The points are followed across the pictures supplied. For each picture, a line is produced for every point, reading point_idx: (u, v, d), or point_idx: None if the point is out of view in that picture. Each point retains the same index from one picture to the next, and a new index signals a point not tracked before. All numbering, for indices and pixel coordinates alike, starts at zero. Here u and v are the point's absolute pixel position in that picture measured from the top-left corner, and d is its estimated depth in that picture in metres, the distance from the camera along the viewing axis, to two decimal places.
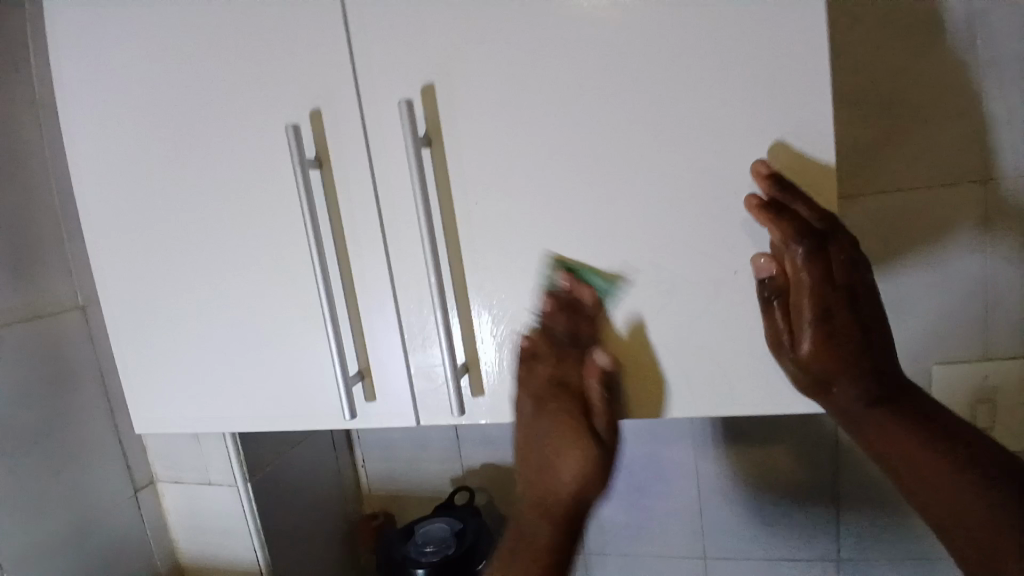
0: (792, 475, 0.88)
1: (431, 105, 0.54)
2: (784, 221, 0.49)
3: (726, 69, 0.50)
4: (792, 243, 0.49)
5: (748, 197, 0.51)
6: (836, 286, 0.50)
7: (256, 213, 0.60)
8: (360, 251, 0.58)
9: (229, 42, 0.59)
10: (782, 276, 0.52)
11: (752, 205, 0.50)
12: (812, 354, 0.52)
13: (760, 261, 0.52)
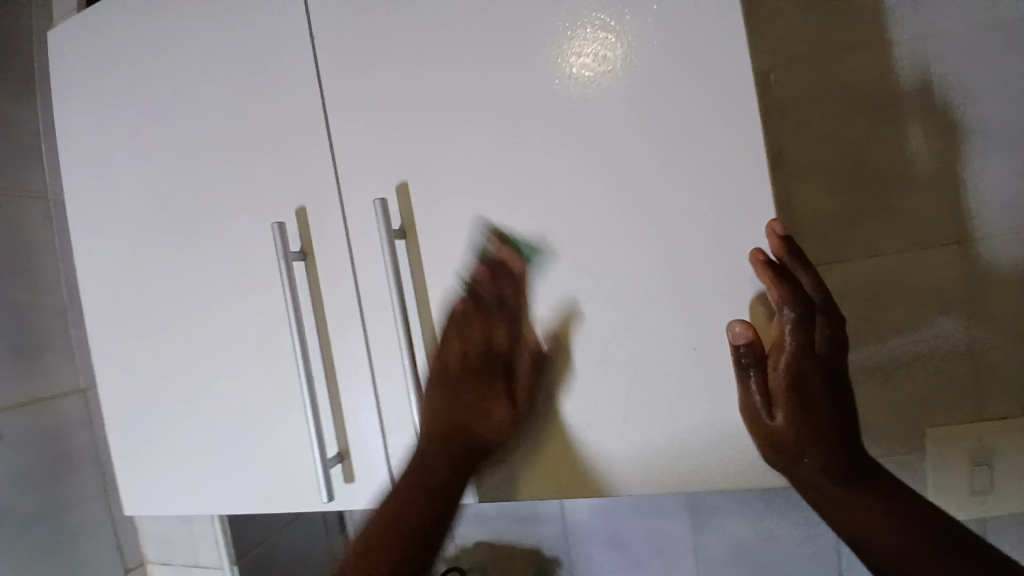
0: (790, 547, 0.86)
1: (406, 201, 0.58)
2: (783, 285, 0.49)
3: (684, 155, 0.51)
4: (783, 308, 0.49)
5: (754, 252, 0.50)
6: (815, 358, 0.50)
7: (244, 303, 0.63)
8: (341, 338, 0.60)
9: (222, 147, 0.63)
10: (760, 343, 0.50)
11: (757, 260, 0.49)
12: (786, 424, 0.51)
13: (740, 326, 0.50)
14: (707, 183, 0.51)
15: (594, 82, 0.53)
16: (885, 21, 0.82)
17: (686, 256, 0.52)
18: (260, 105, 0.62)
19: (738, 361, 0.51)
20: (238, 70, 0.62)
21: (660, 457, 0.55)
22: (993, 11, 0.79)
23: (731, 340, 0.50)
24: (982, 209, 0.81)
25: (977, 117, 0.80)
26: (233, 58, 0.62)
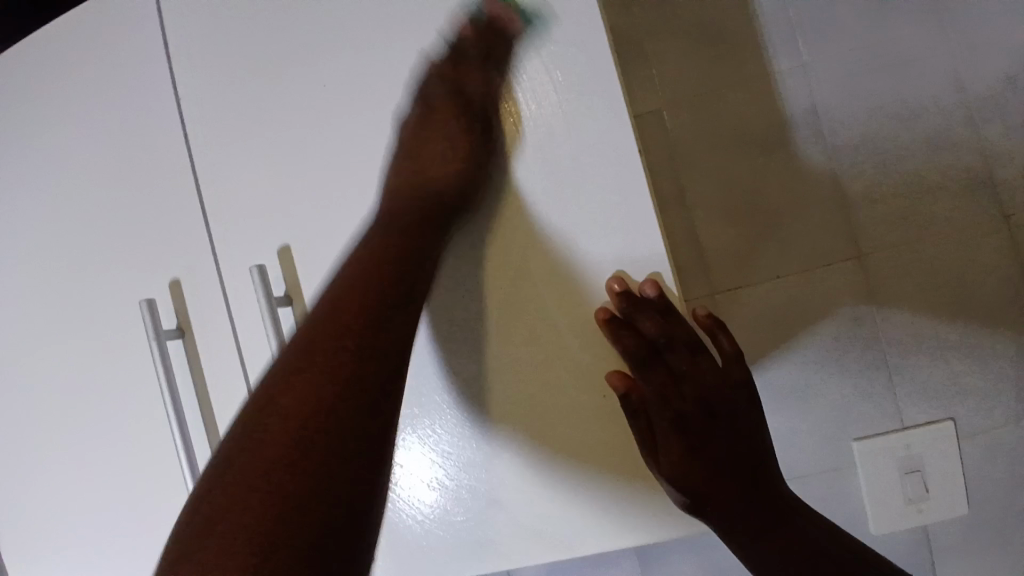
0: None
1: (288, 266, 0.55)
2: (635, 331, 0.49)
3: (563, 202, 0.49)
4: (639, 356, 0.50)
5: (598, 309, 0.49)
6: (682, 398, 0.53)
7: (126, 387, 0.60)
8: (227, 418, 0.56)
9: (91, 223, 0.60)
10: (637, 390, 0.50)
11: (602, 316, 0.49)
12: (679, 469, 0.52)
13: (614, 378, 0.49)
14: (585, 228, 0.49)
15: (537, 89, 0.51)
16: (764, 55, 0.86)
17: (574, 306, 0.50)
18: (129, 181, 0.58)
19: (623, 413, 0.50)
20: (104, 141, 0.59)
21: (560, 519, 0.51)
22: (859, 41, 0.85)
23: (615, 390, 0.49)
24: (876, 223, 0.84)
25: (856, 139, 0.85)
26: (97, 135, 0.59)
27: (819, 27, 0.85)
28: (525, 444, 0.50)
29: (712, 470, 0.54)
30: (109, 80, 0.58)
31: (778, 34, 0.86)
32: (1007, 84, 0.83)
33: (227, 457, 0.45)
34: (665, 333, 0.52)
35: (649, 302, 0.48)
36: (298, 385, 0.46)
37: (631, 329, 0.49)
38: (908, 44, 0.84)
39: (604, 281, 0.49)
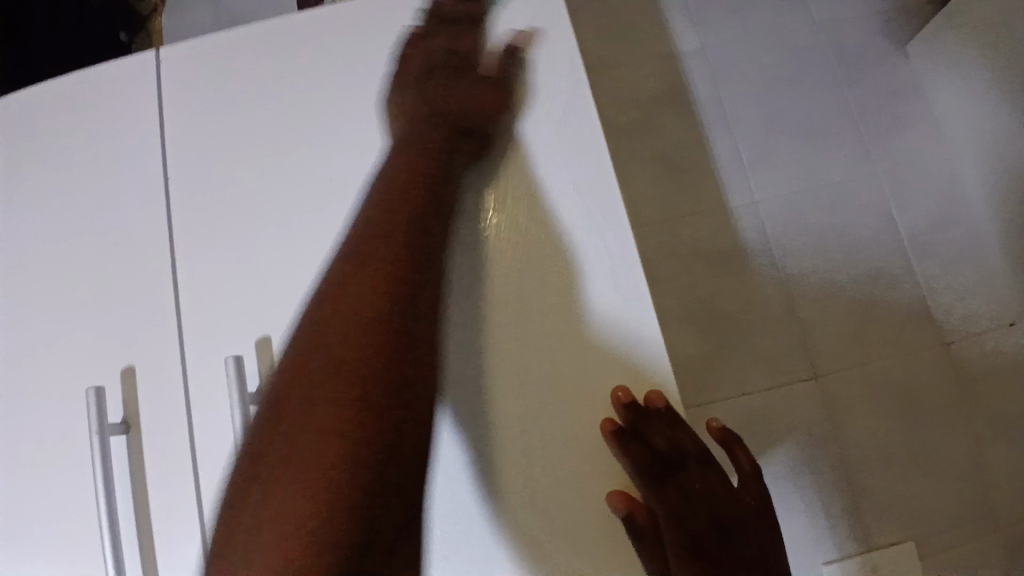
0: None
1: (267, 357, 0.49)
2: (640, 446, 0.45)
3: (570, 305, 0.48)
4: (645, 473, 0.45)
5: (602, 420, 0.46)
6: (697, 517, 0.45)
7: (36, 494, 0.49)
8: (166, 528, 0.48)
9: (33, 301, 0.53)
10: (644, 511, 0.45)
11: (606, 430, 0.45)
12: None
13: (616, 500, 0.45)
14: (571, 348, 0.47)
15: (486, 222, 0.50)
16: (721, 184, 0.94)
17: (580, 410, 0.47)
18: (92, 257, 0.53)
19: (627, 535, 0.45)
20: (71, 216, 0.54)
21: None
22: (808, 179, 0.94)
23: (615, 512, 0.45)
24: (828, 344, 0.89)
25: (807, 265, 0.91)
26: (56, 209, 0.54)
27: (767, 166, 0.95)
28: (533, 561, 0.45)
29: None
30: (84, 155, 0.55)
31: (731, 169, 0.95)
32: (931, 225, 0.93)
33: (275, 467, 0.38)
34: (674, 444, 0.47)
35: (658, 413, 0.46)
36: (341, 354, 0.41)
37: (644, 442, 0.45)
38: (842, 184, 0.94)
39: (609, 391, 0.47)
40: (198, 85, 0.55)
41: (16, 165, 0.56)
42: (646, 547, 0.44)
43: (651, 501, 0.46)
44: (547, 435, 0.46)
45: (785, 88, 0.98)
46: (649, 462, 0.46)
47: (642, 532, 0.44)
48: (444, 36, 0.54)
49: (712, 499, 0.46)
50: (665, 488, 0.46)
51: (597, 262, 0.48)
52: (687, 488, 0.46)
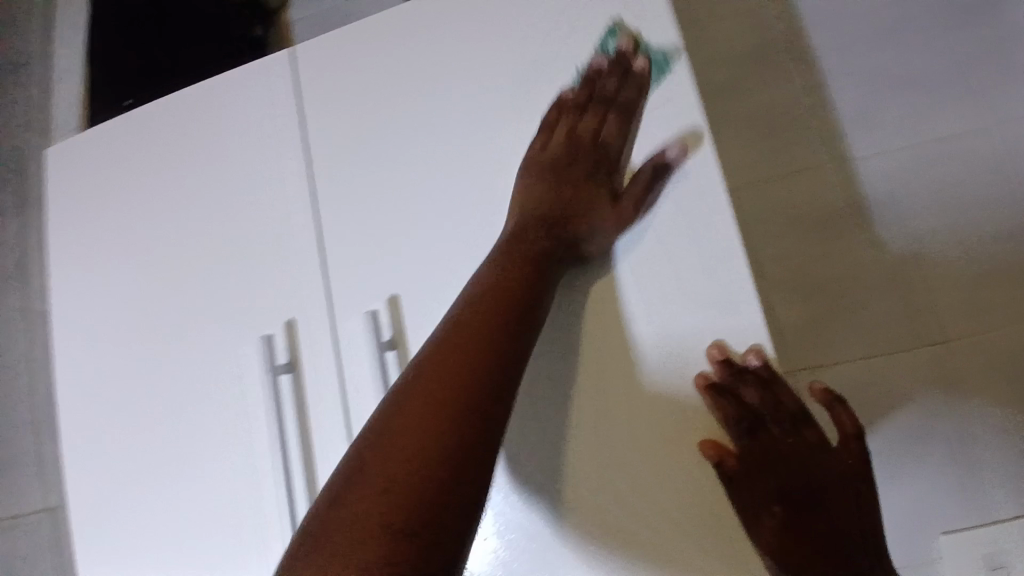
0: None
1: (396, 314, 0.58)
2: (730, 401, 0.48)
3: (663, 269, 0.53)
4: (735, 427, 0.48)
5: (696, 376, 0.50)
6: (785, 469, 0.48)
7: (236, 415, 0.63)
8: (321, 451, 0.59)
9: (221, 265, 0.66)
10: (734, 460, 0.48)
11: (700, 384, 0.49)
12: (776, 545, 0.47)
13: (707, 446, 0.48)
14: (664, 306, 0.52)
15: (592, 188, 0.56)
16: (845, 135, 0.88)
17: (669, 366, 0.51)
18: (260, 229, 0.65)
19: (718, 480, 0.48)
20: (245, 198, 0.66)
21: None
22: (947, 125, 0.86)
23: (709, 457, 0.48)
24: (960, 307, 0.83)
25: (944, 225, 0.84)
26: (237, 190, 0.67)
27: (902, 114, 0.87)
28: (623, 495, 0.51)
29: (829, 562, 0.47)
30: (258, 144, 0.67)
31: (859, 116, 0.88)
32: None
33: (409, 421, 0.42)
34: (769, 401, 0.49)
35: (753, 371, 0.49)
36: (478, 344, 0.46)
37: (735, 397, 0.49)
38: (990, 129, 0.85)
39: (703, 347, 0.50)
40: (337, 85, 0.65)
41: (205, 158, 0.70)
42: (732, 490, 0.47)
43: (744, 451, 0.48)
44: (635, 384, 0.52)
45: (924, 26, 0.89)
46: (744, 414, 0.48)
47: (732, 476, 0.47)
48: (551, 33, 0.60)
49: (803, 455, 0.49)
50: (759, 438, 0.49)
51: (675, 247, 0.52)
52: (777, 443, 0.49)
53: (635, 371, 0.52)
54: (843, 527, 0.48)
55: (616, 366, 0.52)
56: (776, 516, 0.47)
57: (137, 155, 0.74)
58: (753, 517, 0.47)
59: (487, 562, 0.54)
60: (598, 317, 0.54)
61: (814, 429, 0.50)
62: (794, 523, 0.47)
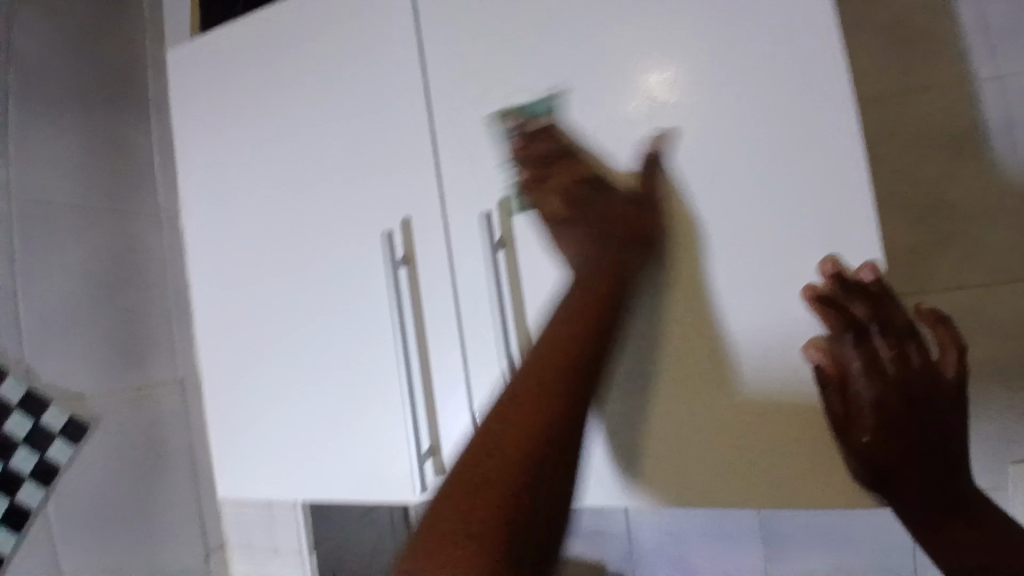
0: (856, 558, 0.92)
1: (507, 217, 0.62)
2: (841, 313, 0.51)
3: (774, 185, 0.53)
4: (844, 336, 0.51)
5: (805, 287, 0.52)
6: (885, 377, 0.52)
7: (358, 303, 0.69)
8: (437, 340, 0.66)
9: (341, 166, 0.71)
10: (837, 367, 0.51)
11: (810, 295, 0.51)
12: (870, 442, 0.51)
13: (811, 351, 0.52)
14: (771, 223, 0.54)
15: (652, 115, 0.57)
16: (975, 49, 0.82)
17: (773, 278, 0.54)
18: (377, 133, 0.69)
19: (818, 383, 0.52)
20: (361, 101, 0.70)
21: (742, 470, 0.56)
22: None
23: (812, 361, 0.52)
24: None
25: None
26: (348, 88, 0.70)
27: None
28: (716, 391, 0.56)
29: (915, 459, 0.52)
30: (367, 41, 0.69)
31: (992, 24, 0.81)
32: None
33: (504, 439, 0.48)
34: (878, 315, 0.52)
35: (864, 285, 0.51)
36: (522, 408, 0.50)
37: (845, 309, 0.51)
38: None
39: (816, 264, 0.52)
40: None
41: (320, 59, 0.72)
42: (830, 391, 0.52)
43: (846, 358, 0.52)
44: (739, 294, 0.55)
45: None
46: (850, 325, 0.51)
47: (829, 379, 0.51)
48: None
49: (903, 365, 0.52)
50: (863, 347, 0.52)
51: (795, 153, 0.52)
52: (879, 353, 0.52)
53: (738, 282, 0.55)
54: (931, 430, 0.52)
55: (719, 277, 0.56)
56: (873, 419, 0.51)
57: (251, 54, 0.77)
58: (848, 416, 0.51)
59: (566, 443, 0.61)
60: (682, 296, 0.57)
61: (916, 342, 0.53)
62: (887, 423, 0.52)
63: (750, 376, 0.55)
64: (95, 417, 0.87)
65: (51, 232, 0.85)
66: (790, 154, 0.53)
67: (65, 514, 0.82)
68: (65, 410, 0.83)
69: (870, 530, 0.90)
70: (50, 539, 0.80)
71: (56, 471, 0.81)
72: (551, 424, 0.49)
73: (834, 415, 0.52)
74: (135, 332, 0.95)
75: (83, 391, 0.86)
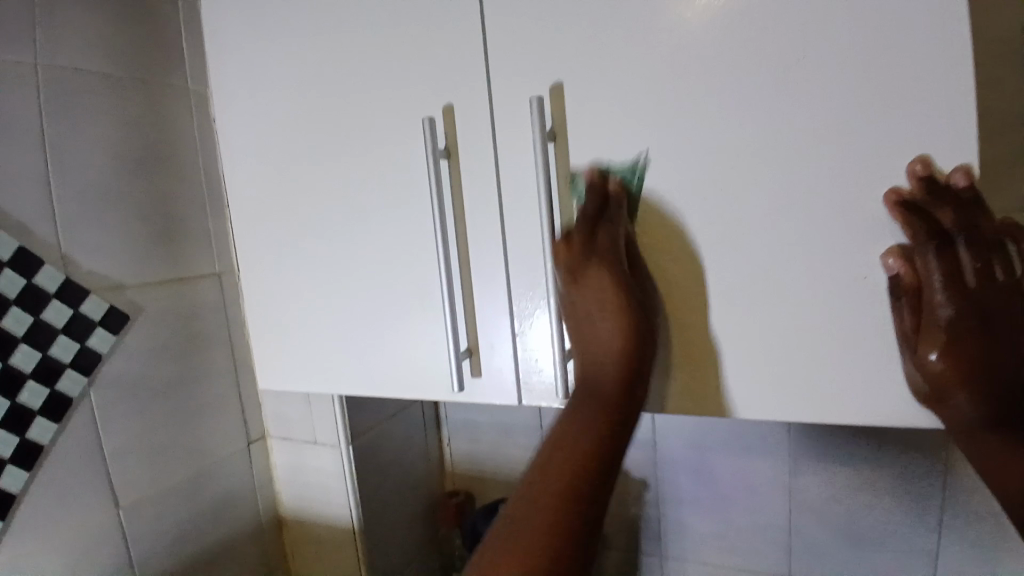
0: (885, 477, 0.91)
1: (558, 105, 0.59)
2: (924, 219, 0.49)
3: (856, 73, 0.50)
4: (925, 244, 0.49)
5: (889, 191, 0.50)
6: (965, 289, 0.49)
7: (395, 197, 0.67)
8: (478, 236, 0.64)
9: (377, 46, 0.66)
10: (912, 277, 0.50)
11: (892, 199, 0.50)
12: (938, 356, 0.49)
13: (890, 260, 0.50)
14: (846, 116, 0.51)
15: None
16: None
17: (843, 178, 0.51)
18: (417, 7, 0.63)
19: (890, 292, 0.51)
20: None
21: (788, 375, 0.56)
22: None
23: (887, 270, 0.51)
24: None
25: None
26: None
27: None
28: (768, 297, 0.55)
29: (982, 377, 0.50)
30: None
31: None
32: None
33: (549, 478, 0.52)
34: (964, 225, 0.49)
35: (955, 191, 0.48)
36: (553, 499, 0.50)
37: (928, 216, 0.49)
38: None
39: (905, 164, 0.50)
40: None
41: None
42: (904, 301, 0.51)
43: (925, 270, 0.49)
44: (804, 194, 0.53)
45: None
46: (933, 234, 0.49)
47: (903, 289, 0.50)
48: None
49: (986, 279, 0.49)
50: (944, 260, 0.49)
51: (874, 42, 0.49)
52: (960, 266, 0.50)
53: (804, 181, 0.53)
54: (1006, 351, 0.50)
55: (785, 176, 0.53)
56: (945, 334, 0.49)
57: None
58: (916, 327, 0.50)
59: None
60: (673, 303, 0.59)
61: (1003, 258, 0.50)
62: (960, 338, 0.49)
63: (808, 285, 0.54)
64: (134, 307, 0.89)
65: (78, 118, 0.83)
66: (875, 41, 0.49)
67: (110, 399, 0.86)
68: (104, 300, 0.85)
69: (906, 449, 0.89)
70: (91, 422, 0.83)
71: (98, 358, 0.84)
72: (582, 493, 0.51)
73: (904, 326, 0.51)
74: (170, 226, 0.94)
75: (122, 281, 0.88)
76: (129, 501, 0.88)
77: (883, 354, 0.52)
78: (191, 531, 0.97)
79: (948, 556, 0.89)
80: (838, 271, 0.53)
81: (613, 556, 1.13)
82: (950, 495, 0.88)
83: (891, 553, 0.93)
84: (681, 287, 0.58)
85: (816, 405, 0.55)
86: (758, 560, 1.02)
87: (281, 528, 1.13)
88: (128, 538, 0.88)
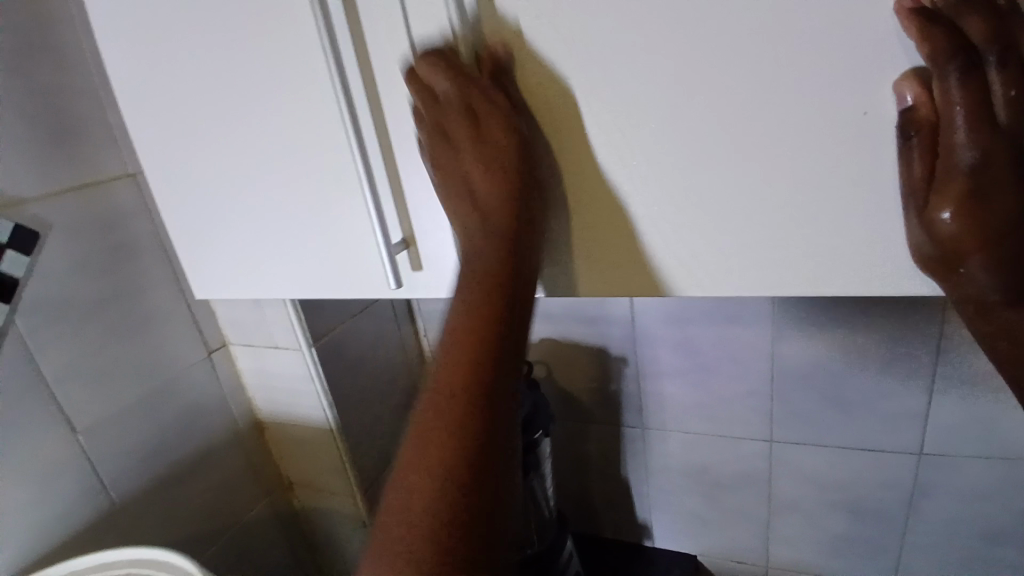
0: (878, 341, 0.86)
1: None
2: (941, 31, 0.37)
3: None
4: (944, 63, 0.37)
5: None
6: (994, 123, 0.37)
7: (286, 60, 0.54)
8: (394, 102, 0.53)
9: None
10: (928, 110, 0.40)
11: (904, 8, 0.39)
12: (955, 212, 0.39)
13: (904, 88, 0.40)
14: None
15: None
16: None
17: None
18: None
19: (897, 131, 0.41)
20: None
21: (762, 244, 0.48)
22: None
23: (897, 101, 0.41)
24: None
25: None
26: None
27: None
28: (743, 156, 0.45)
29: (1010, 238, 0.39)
30: None
31: None
32: None
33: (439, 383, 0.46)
34: (1003, 38, 0.37)
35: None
36: (472, 354, 0.46)
37: (949, 28, 0.37)
38: None
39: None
40: None
41: None
42: (915, 142, 0.41)
43: (944, 99, 0.38)
44: (789, 17, 0.41)
45: None
46: (952, 52, 0.37)
47: (916, 126, 0.40)
48: None
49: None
50: (967, 87, 0.37)
51: None
52: (992, 93, 0.37)
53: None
54: None
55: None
56: (965, 184, 0.39)
57: None
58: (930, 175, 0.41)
59: (552, 220, 0.54)
60: (575, 103, 0.48)
61: None
62: (987, 190, 0.39)
63: (789, 137, 0.44)
64: (41, 223, 0.78)
65: None
66: None
67: (37, 326, 0.78)
68: (7, 219, 0.74)
69: (899, 311, 0.83)
70: (20, 355, 0.77)
71: (13, 283, 0.75)
72: (483, 355, 0.46)
73: (913, 176, 0.41)
74: (63, 123, 0.81)
75: (23, 195, 0.77)
76: (87, 425, 0.84)
77: (880, 214, 0.44)
78: (161, 446, 0.94)
79: (939, 413, 0.87)
80: (827, 105, 0.42)
81: (596, 433, 1.12)
82: (943, 353, 0.83)
83: (880, 414, 0.91)
84: (573, 85, 0.48)
85: (796, 274, 0.48)
86: (740, 428, 1.01)
87: (261, 431, 1.12)
88: (93, 461, 0.85)
